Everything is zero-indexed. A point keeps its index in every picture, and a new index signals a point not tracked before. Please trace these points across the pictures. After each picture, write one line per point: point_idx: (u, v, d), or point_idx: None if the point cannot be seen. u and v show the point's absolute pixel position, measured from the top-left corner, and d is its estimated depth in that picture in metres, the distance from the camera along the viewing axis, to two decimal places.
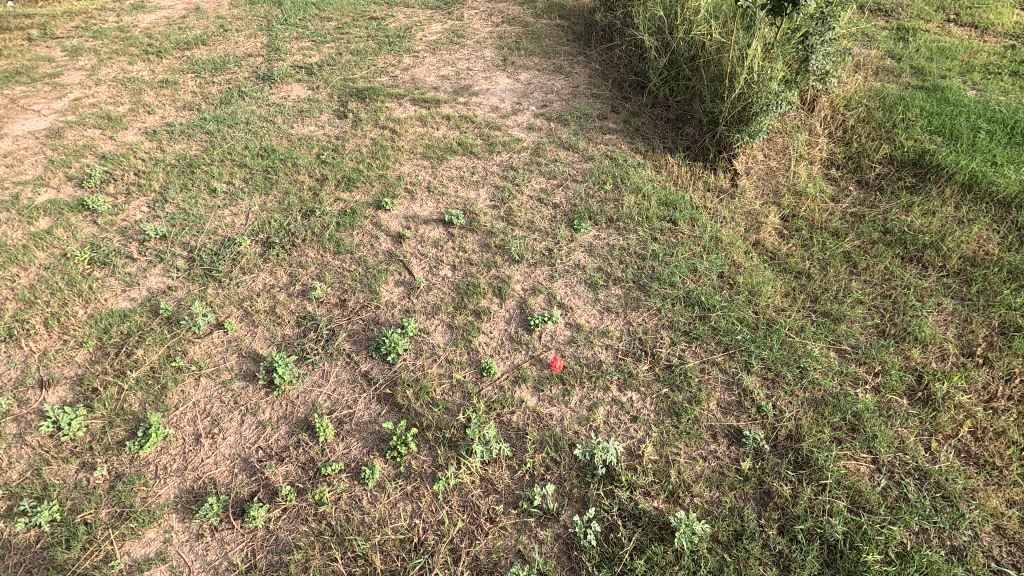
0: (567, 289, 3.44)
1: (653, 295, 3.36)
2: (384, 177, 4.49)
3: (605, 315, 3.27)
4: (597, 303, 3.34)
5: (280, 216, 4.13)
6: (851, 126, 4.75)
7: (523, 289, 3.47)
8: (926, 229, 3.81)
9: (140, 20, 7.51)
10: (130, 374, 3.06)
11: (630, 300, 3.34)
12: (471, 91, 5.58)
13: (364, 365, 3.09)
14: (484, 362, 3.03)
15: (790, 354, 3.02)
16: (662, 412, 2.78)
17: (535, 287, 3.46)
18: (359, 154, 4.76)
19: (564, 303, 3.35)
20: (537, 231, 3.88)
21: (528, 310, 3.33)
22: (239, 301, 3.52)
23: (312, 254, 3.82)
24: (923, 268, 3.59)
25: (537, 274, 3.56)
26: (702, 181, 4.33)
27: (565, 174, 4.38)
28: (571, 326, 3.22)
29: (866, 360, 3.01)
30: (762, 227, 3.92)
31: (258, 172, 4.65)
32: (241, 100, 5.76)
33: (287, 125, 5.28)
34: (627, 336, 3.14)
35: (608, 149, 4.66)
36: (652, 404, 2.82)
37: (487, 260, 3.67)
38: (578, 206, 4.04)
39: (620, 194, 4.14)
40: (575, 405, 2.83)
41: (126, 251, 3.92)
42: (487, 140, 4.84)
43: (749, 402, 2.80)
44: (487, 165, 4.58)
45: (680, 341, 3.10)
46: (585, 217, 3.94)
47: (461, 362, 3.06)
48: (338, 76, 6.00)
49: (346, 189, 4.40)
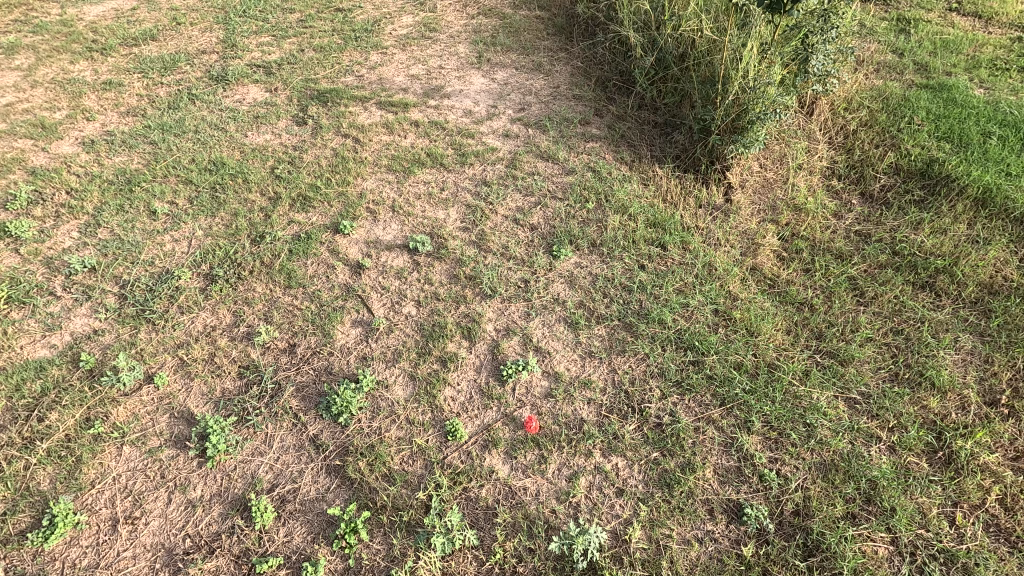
0: (544, 329, 3.07)
1: (641, 336, 2.99)
2: (345, 194, 4.06)
3: (587, 361, 2.90)
4: (578, 347, 2.97)
5: (226, 242, 3.70)
6: (853, 131, 4.40)
7: (495, 330, 3.08)
8: (938, 251, 3.49)
9: (86, 12, 6.91)
10: (39, 445, 2.65)
11: (615, 342, 2.97)
12: (443, 93, 5.14)
13: (313, 428, 2.70)
14: (448, 425, 2.65)
15: (793, 408, 2.69)
16: (651, 484, 2.43)
17: (508, 328, 3.08)
18: (317, 167, 4.32)
19: (541, 347, 2.98)
20: (512, 259, 3.50)
21: (500, 356, 2.95)
22: (174, 348, 3.11)
23: (261, 289, 3.41)
24: (936, 297, 3.27)
25: (510, 311, 3.18)
26: (694, 196, 3.95)
27: (543, 190, 3.98)
28: (548, 376, 2.85)
29: (879, 413, 2.69)
30: (759, 250, 3.57)
31: (205, 189, 4.20)
32: (191, 104, 5.27)
33: (240, 134, 4.81)
34: (612, 388, 2.77)
35: (590, 159, 4.25)
36: (640, 474, 2.47)
37: (455, 294, 3.28)
38: (557, 228, 3.66)
39: (603, 214, 3.75)
40: (552, 475, 2.48)
41: (50, 287, 3.49)
42: (458, 150, 4.42)
43: (750, 469, 2.46)
44: (459, 179, 4.16)
45: (672, 393, 2.74)
46: (565, 241, 3.56)
47: (424, 423, 2.68)
48: (299, 76, 5.51)
49: (301, 209, 3.96)
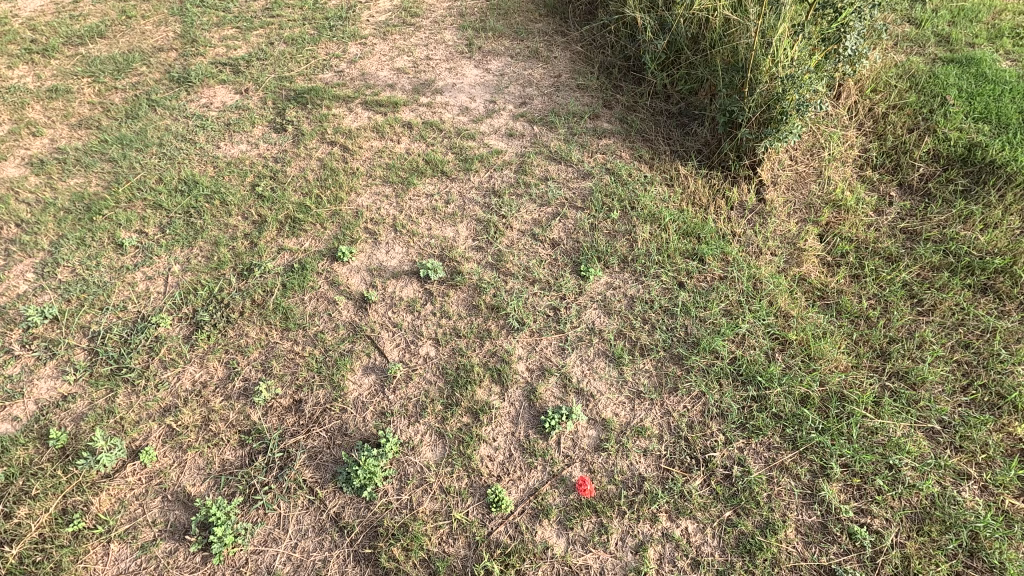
0: (583, 367, 2.73)
1: (692, 369, 2.68)
2: (338, 214, 3.63)
3: (637, 404, 2.58)
4: (624, 387, 2.64)
5: (208, 279, 3.26)
6: (883, 115, 4.08)
7: (527, 372, 2.74)
8: (995, 248, 3.23)
9: (21, 7, 6.17)
10: (9, 552, 2.25)
11: (664, 379, 2.66)
12: (434, 88, 4.67)
13: (333, 506, 2.35)
14: (490, 493, 2.32)
15: (871, 445, 2.42)
16: (730, 551, 2.15)
17: (542, 367, 2.74)
18: (304, 182, 3.87)
19: (582, 389, 2.65)
20: (537, 283, 3.14)
21: (538, 403, 2.61)
22: (160, 413, 2.70)
23: (254, 333, 3.00)
24: (1000, 302, 3.02)
25: (542, 346, 2.83)
26: (724, 197, 3.62)
27: (560, 198, 3.60)
28: (595, 424, 2.53)
29: (965, 445, 2.44)
30: (803, 257, 3.27)
31: (178, 214, 3.72)
32: (151, 111, 4.70)
33: (212, 145, 4.30)
34: (669, 435, 2.47)
35: (607, 158, 3.87)
36: (715, 540, 2.18)
37: (478, 329, 2.93)
38: (582, 244, 3.30)
39: (630, 224, 3.40)
40: (616, 547, 2.18)
41: (5, 344, 3.02)
42: (459, 155, 4.00)
43: (837, 526, 2.19)
44: (464, 188, 3.76)
45: (736, 437, 2.45)
46: (593, 259, 3.21)
47: (462, 491, 2.35)
48: (271, 73, 4.97)
49: (290, 233, 3.52)
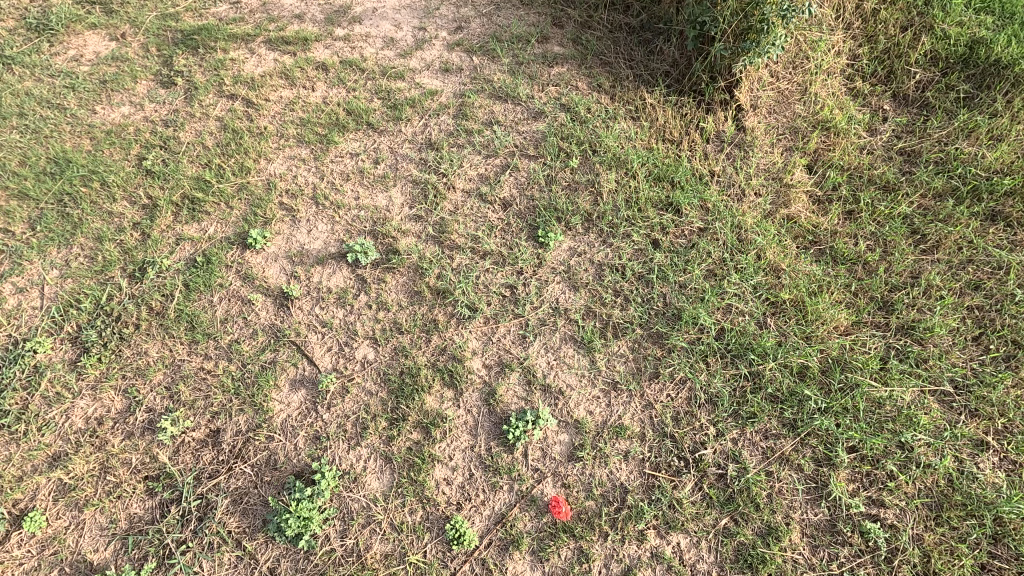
0: (549, 357, 2.34)
1: (674, 348, 2.30)
2: (246, 187, 3.02)
3: (614, 398, 2.22)
4: (597, 378, 2.27)
5: (93, 285, 2.69)
6: (874, 11, 3.47)
7: (484, 369, 2.33)
8: (1003, 166, 2.84)
9: None
10: None
11: (643, 364, 2.29)
12: (351, 15, 3.88)
13: (267, 560, 2.01)
14: (449, 528, 1.99)
15: (880, 421, 2.12)
16: (728, 568, 1.89)
17: (502, 363, 2.34)
18: (202, 150, 3.21)
19: (550, 385, 2.26)
20: (488, 256, 2.66)
21: (499, 408, 2.23)
22: (50, 464, 2.25)
23: (155, 350, 2.50)
24: (1010, 231, 2.67)
25: (499, 336, 2.41)
26: (698, 129, 3.11)
27: (509, 146, 3.05)
28: (567, 428, 2.17)
29: (982, 410, 2.15)
30: (791, 195, 2.83)
31: (50, 204, 3.05)
32: (6, 70, 3.83)
33: (86, 110, 3.53)
34: (653, 433, 2.13)
35: (561, 90, 3.26)
36: (712, 555, 1.91)
37: (423, 321, 2.48)
38: (538, 202, 2.80)
39: (593, 172, 2.90)
40: None
41: None
42: (387, 100, 3.35)
43: (847, 524, 1.92)
44: (395, 143, 3.16)
45: (729, 428, 2.12)
46: (552, 220, 2.73)
47: (417, 527, 2.02)
48: (150, 9, 4.06)
49: (190, 217, 2.92)
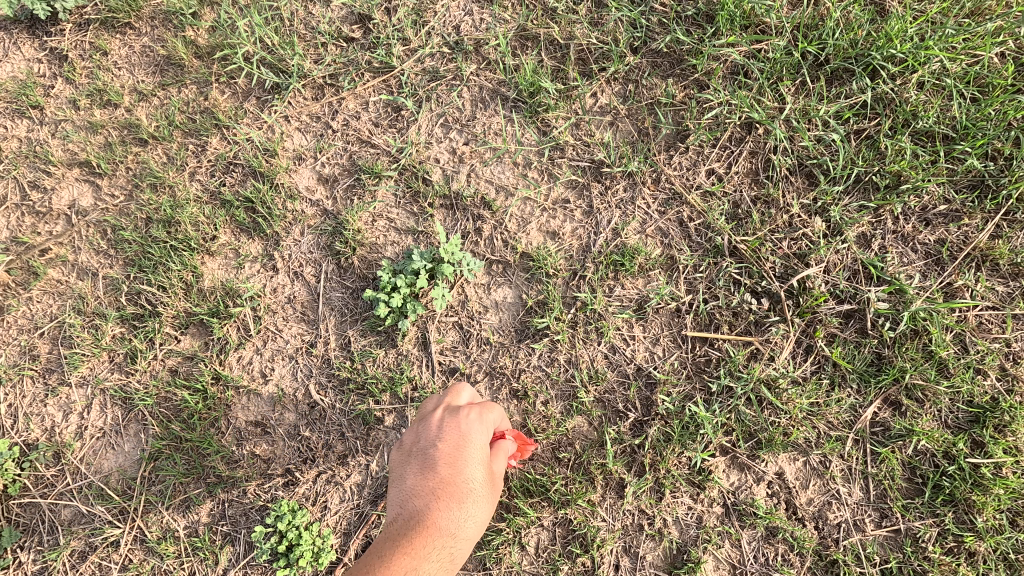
0: (453, 141, 1.11)
1: (710, 79, 1.07)
2: None
3: (593, 198, 1.04)
4: (557, 164, 1.07)
5: None
6: None
7: (320, 187, 1.11)
8: None
9: None
10: None
11: (651, 120, 1.07)
12: None
13: None
14: (260, 542, 0.94)
15: None
16: (886, 506, 0.89)
17: (355, 168, 1.11)
18: None
19: (461, 195, 1.07)
20: None
21: (358, 259, 1.05)
22: None
23: None
24: None
25: (346, 115, 1.15)
26: None
27: None
28: (507, 276, 1.02)
29: None
30: None
31: None
32: None
33: None
34: (690, 258, 0.99)
35: None
36: (841, 486, 0.91)
37: (186, 116, 1.18)
38: None
39: None
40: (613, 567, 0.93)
41: None
42: None
43: None
44: None
45: (852, 218, 0.98)
46: None
47: (218, 530, 0.97)
48: None
49: None
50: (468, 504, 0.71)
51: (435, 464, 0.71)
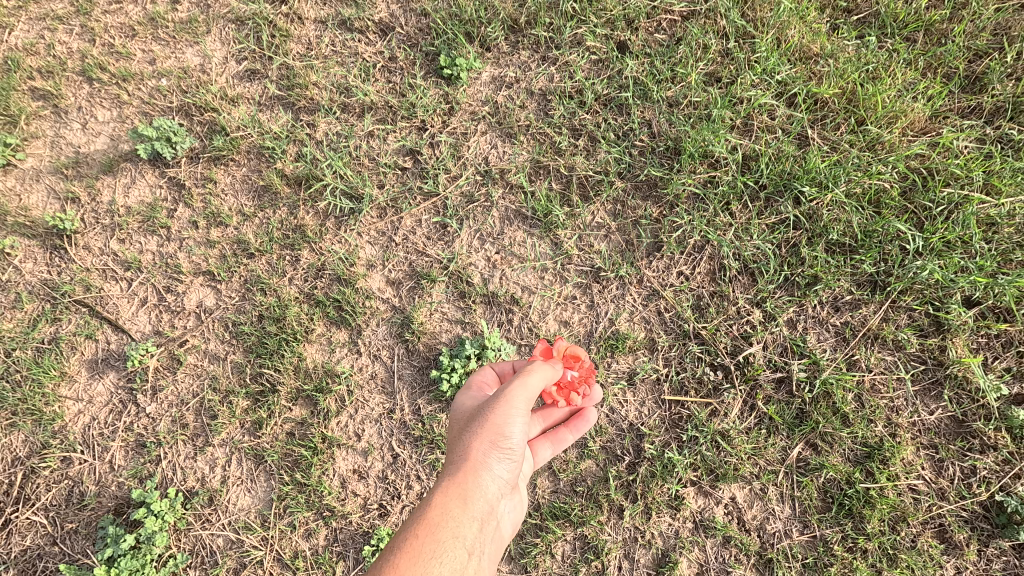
0: (488, 251, 1.49)
1: (678, 202, 1.45)
2: None
3: (595, 296, 1.42)
4: (567, 269, 1.44)
5: None
6: None
7: (389, 287, 1.48)
8: None
9: None
10: None
11: (635, 234, 1.46)
12: None
13: None
14: (368, 557, 1.30)
15: (1003, 252, 1.36)
16: (810, 518, 1.24)
17: (415, 273, 1.48)
18: None
19: (497, 293, 1.44)
20: (370, 111, 1.69)
21: (421, 344, 1.42)
22: None
23: None
24: None
25: (405, 230, 1.53)
26: None
27: None
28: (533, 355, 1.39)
29: None
30: None
31: None
32: None
33: None
34: (666, 339, 1.37)
35: None
36: (778, 505, 1.26)
37: (282, 232, 1.56)
38: (432, 13, 1.77)
39: None
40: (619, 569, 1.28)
41: None
42: None
43: (976, 419, 1.24)
44: None
45: (783, 306, 1.35)
46: (460, 36, 1.72)
47: (330, 550, 1.32)
48: None
49: None
50: (492, 420, 0.93)
51: (468, 418, 0.98)
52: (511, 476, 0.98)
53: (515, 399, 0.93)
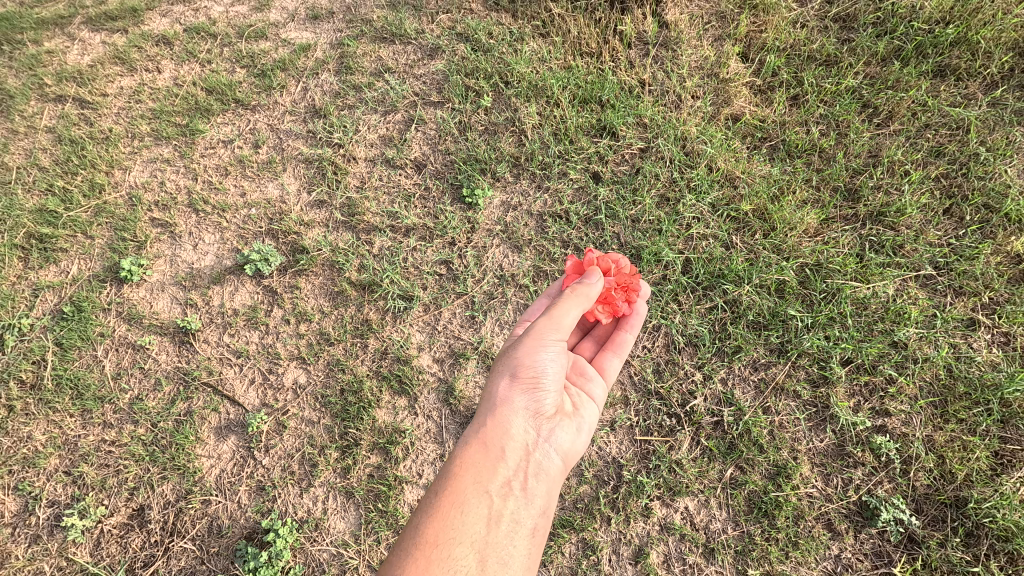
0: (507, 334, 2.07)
1: None
2: (106, 208, 2.48)
3: None
4: None
5: None
6: None
7: (436, 365, 2.05)
8: (945, 13, 2.54)
9: None
10: None
11: None
12: None
13: None
14: None
15: (869, 324, 1.95)
16: (743, 520, 1.75)
17: (454, 353, 2.06)
18: (37, 177, 2.60)
19: None
20: (412, 231, 2.29)
21: (462, 405, 1.97)
22: None
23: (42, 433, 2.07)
24: (961, 84, 2.43)
25: (445, 321, 2.12)
26: (619, 38, 2.66)
27: (408, 96, 2.59)
28: None
29: (965, 286, 2.02)
30: (731, 91, 2.51)
31: None
32: None
33: None
34: (636, 395, 1.92)
35: (453, 15, 2.76)
36: (721, 511, 1.77)
37: (353, 325, 2.12)
38: (456, 156, 2.40)
39: (509, 108, 2.49)
40: (611, 566, 1.74)
41: None
42: (249, 66, 2.77)
43: (853, 443, 1.79)
44: (272, 117, 2.64)
45: (716, 368, 1.93)
46: (476, 173, 2.35)
47: None
48: None
49: (43, 263, 2.39)
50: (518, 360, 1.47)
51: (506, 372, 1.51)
52: (539, 408, 1.46)
53: (540, 335, 1.48)
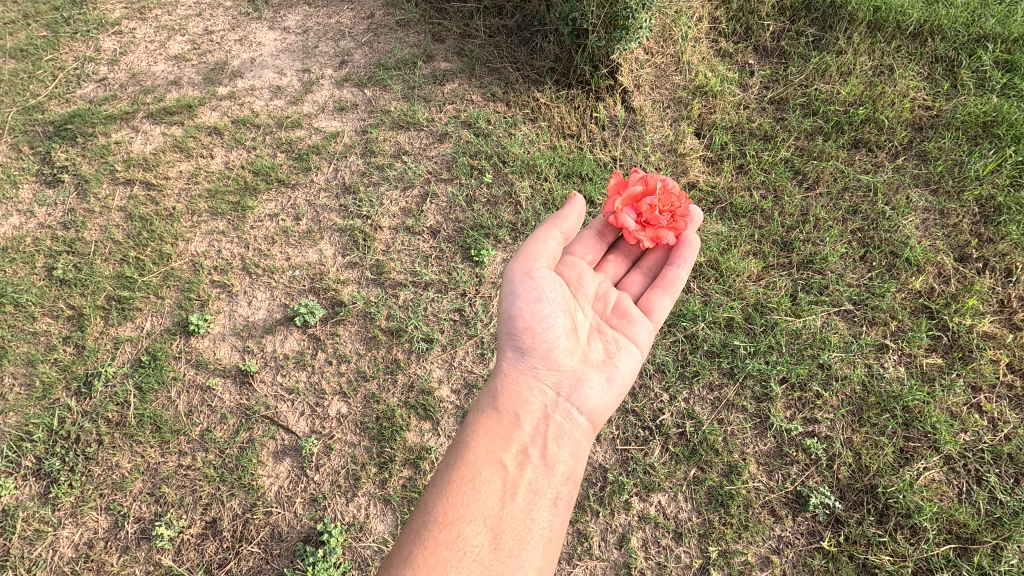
0: None
1: None
2: (173, 274, 2.97)
3: None
4: None
5: (40, 413, 2.60)
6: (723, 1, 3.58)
7: (454, 395, 2.53)
8: (856, 98, 3.15)
9: None
10: None
11: None
12: (231, 72, 3.66)
13: None
14: None
15: (800, 351, 2.44)
16: (705, 509, 2.18)
17: (468, 384, 2.55)
18: (112, 247, 3.06)
19: None
20: (430, 286, 2.80)
21: None
22: None
23: (128, 462, 2.49)
24: (872, 154, 3.01)
25: (459, 358, 2.61)
26: (595, 122, 3.25)
27: (424, 174, 3.14)
28: None
29: (876, 318, 2.51)
30: (687, 164, 3.06)
31: None
32: None
33: None
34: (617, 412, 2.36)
35: (459, 106, 3.35)
36: (687, 503, 2.20)
37: (385, 364, 2.60)
38: (464, 224, 2.94)
39: (507, 183, 3.05)
40: (601, 550, 2.15)
41: None
42: (290, 150, 3.31)
43: (790, 446, 2.25)
44: (310, 194, 3.18)
45: (680, 388, 2.40)
46: (481, 238, 2.89)
47: None
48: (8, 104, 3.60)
49: (121, 319, 2.85)
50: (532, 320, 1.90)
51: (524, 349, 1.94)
52: (549, 373, 1.87)
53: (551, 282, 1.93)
